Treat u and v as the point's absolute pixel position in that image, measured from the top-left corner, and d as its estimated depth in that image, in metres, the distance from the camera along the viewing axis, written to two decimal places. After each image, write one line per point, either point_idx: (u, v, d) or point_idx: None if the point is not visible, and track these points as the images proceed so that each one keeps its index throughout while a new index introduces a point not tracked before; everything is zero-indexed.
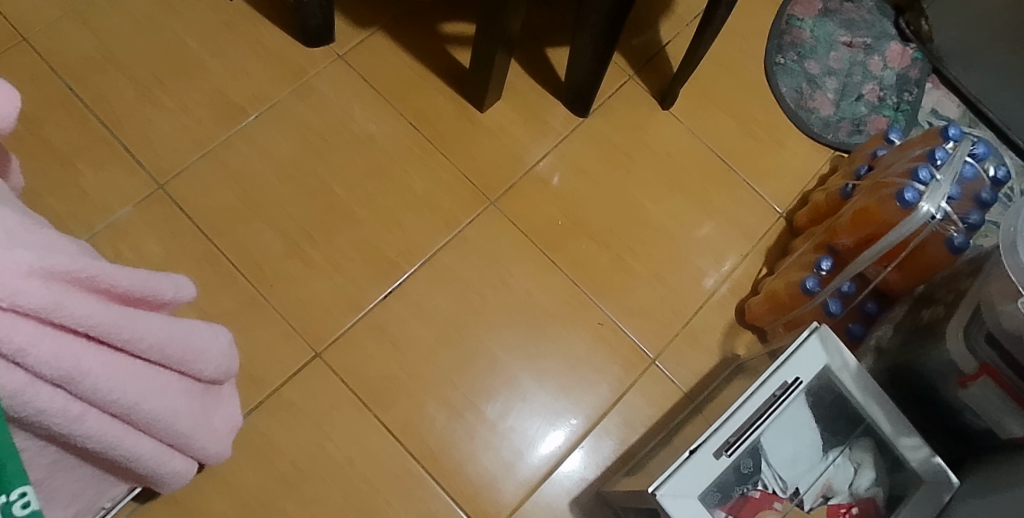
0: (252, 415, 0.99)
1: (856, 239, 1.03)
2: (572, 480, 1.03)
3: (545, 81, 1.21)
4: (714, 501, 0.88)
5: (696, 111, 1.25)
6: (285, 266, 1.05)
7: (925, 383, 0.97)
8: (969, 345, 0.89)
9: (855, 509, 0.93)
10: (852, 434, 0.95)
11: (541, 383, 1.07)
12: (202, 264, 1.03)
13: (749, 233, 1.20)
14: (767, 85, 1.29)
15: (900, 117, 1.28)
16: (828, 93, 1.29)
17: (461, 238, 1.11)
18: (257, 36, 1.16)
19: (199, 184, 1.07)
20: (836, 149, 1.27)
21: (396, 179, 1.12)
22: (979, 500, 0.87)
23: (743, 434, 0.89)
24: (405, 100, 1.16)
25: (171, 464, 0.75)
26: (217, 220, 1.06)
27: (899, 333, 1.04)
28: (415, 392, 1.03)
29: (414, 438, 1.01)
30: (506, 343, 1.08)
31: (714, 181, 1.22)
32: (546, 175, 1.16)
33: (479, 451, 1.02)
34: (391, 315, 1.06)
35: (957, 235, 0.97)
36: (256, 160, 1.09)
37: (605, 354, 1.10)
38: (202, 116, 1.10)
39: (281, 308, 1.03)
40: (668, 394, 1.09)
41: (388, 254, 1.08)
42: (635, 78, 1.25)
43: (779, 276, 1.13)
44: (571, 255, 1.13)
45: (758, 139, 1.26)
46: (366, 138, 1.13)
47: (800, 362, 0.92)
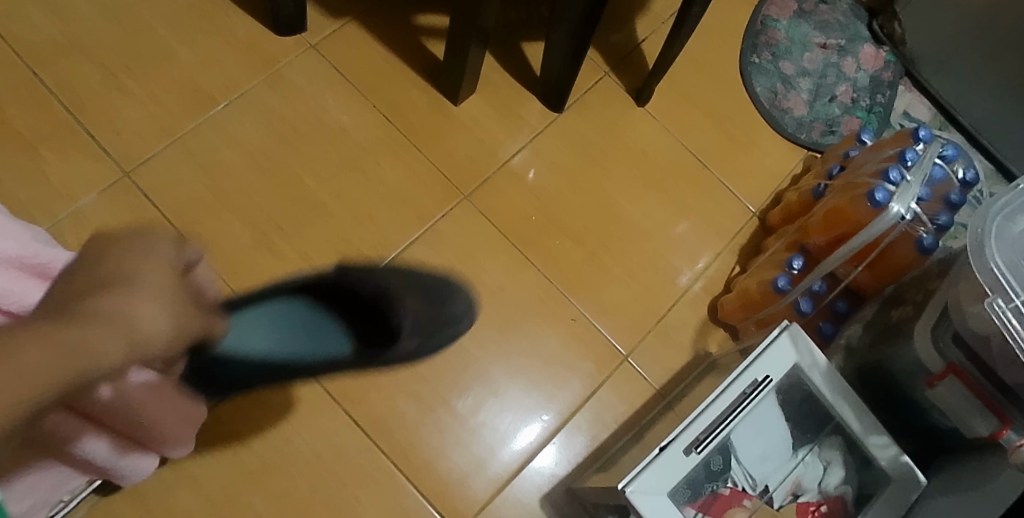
0: (217, 408, 0.97)
1: (828, 238, 1.04)
2: (543, 477, 1.02)
3: (520, 76, 1.20)
4: (684, 498, 0.88)
5: (672, 109, 1.25)
6: (253, 258, 1.03)
7: (894, 382, 0.98)
8: (935, 345, 0.90)
9: (824, 507, 0.94)
10: (821, 432, 0.96)
11: (513, 379, 1.06)
12: None
13: (723, 231, 1.20)
14: (742, 84, 1.30)
15: (873, 119, 1.30)
16: (802, 94, 1.30)
17: (433, 233, 1.10)
18: (227, 24, 1.14)
19: (167, 173, 1.04)
20: (809, 150, 1.28)
21: (368, 172, 1.10)
22: (948, 497, 0.89)
23: (712, 431, 0.89)
24: (379, 92, 1.14)
25: (231, 343, 0.82)
26: (184, 210, 1.03)
27: (868, 333, 1.04)
28: (385, 387, 1.02)
29: (383, 433, 1.00)
30: (477, 338, 1.07)
31: (688, 178, 1.22)
32: (521, 169, 1.15)
33: (450, 447, 1.01)
34: None
35: (926, 236, 0.98)
36: (225, 150, 1.07)
37: (578, 351, 1.09)
38: (170, 103, 1.08)
39: (249, 301, 1.01)
40: (640, 390, 1.09)
41: (359, 247, 1.07)
42: (611, 75, 1.25)
43: (751, 275, 1.13)
44: (545, 251, 1.12)
45: (733, 138, 1.26)
46: (339, 130, 1.11)
47: (771, 360, 0.92)
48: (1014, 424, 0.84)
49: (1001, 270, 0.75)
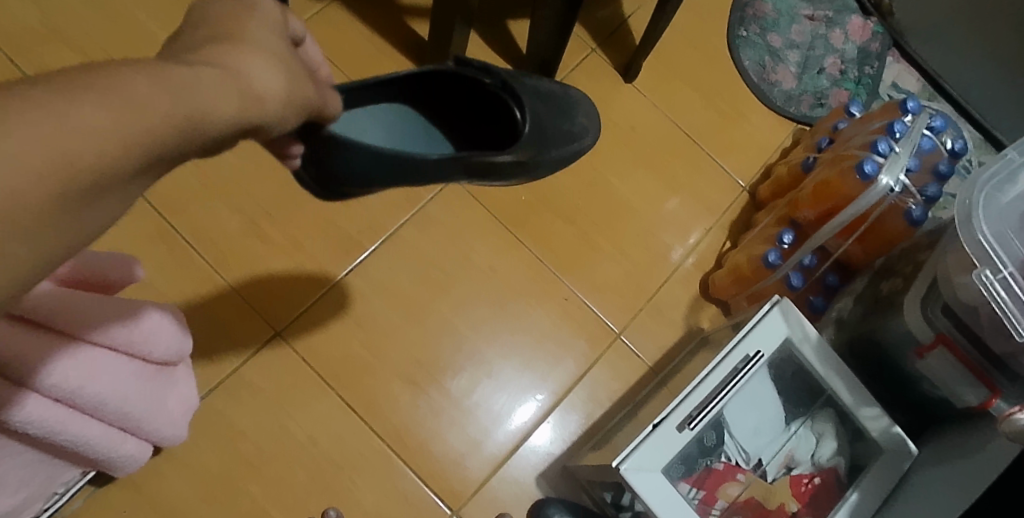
0: (211, 396, 0.96)
1: (817, 212, 1.04)
2: (538, 456, 1.03)
3: (506, 54, 1.19)
4: (678, 474, 0.90)
5: (660, 85, 1.24)
6: (241, 245, 1.02)
7: (884, 354, 0.98)
8: (925, 316, 0.90)
9: (817, 479, 0.97)
10: (814, 405, 0.98)
11: (506, 359, 1.06)
12: (157, 243, 1.00)
13: (713, 206, 1.20)
14: (730, 58, 1.29)
15: (861, 90, 1.29)
16: (790, 67, 1.29)
17: (423, 214, 1.09)
18: None
19: None
20: (798, 123, 1.27)
21: None
22: (939, 465, 0.89)
23: (705, 407, 0.88)
24: (364, 74, 1.13)
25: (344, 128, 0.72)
26: (170, 198, 1.02)
27: (859, 305, 1.05)
28: (378, 370, 1.02)
29: (378, 416, 1.00)
30: (470, 319, 1.06)
31: (678, 154, 1.21)
32: None
33: (445, 428, 1.02)
34: (352, 293, 1.04)
35: (915, 208, 0.98)
36: None
37: (570, 329, 1.09)
38: None
39: (239, 288, 1.01)
40: (633, 367, 1.09)
41: (349, 231, 1.06)
42: (598, 51, 1.23)
43: (741, 250, 1.13)
44: (536, 230, 1.12)
45: (722, 113, 1.25)
46: None
47: (762, 335, 0.92)
48: (1003, 394, 0.84)
49: (988, 239, 0.76)
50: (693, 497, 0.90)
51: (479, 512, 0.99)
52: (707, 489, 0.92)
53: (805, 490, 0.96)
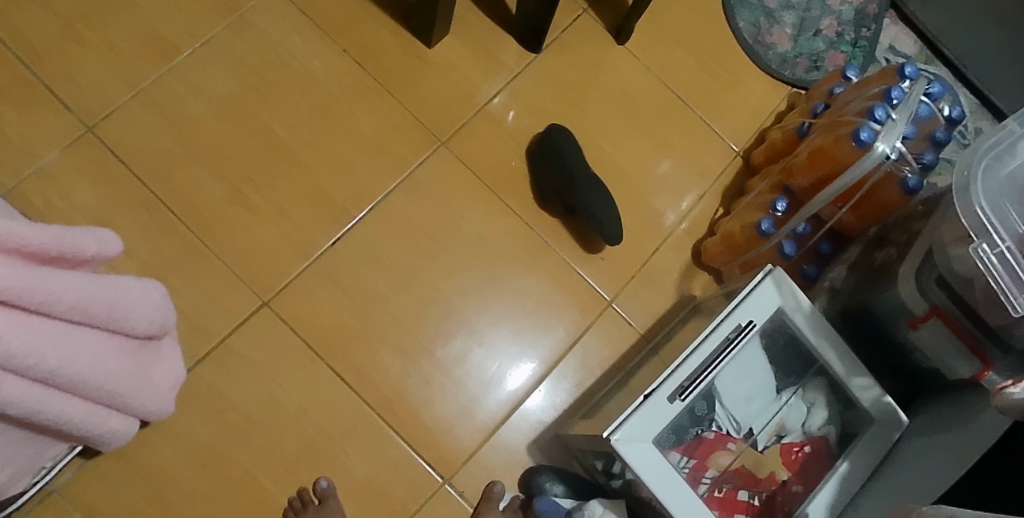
0: (199, 367, 0.95)
1: (812, 179, 1.03)
2: (529, 424, 1.03)
3: (495, 14, 1.15)
4: (669, 443, 0.90)
5: (653, 48, 1.21)
6: (225, 213, 1.00)
7: (877, 323, 0.98)
8: (919, 287, 0.90)
9: (807, 447, 0.98)
10: (806, 374, 0.98)
11: (497, 327, 1.05)
12: (140, 211, 0.98)
13: (706, 171, 1.18)
14: (724, 19, 1.26)
15: (858, 53, 1.27)
16: (786, 28, 1.26)
17: (412, 181, 1.07)
18: None
19: (132, 126, 1.00)
20: (793, 87, 1.26)
21: (340, 118, 1.06)
22: (931, 437, 0.90)
23: (696, 378, 0.88)
24: (348, 35, 1.09)
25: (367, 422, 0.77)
26: (151, 164, 1.00)
27: (852, 274, 1.04)
28: (368, 339, 1.01)
29: (367, 385, 0.99)
30: (460, 287, 1.05)
31: (671, 119, 1.19)
32: (499, 113, 1.12)
33: (436, 397, 1.01)
34: (340, 261, 1.02)
35: (911, 176, 0.97)
36: (191, 101, 1.03)
37: (562, 297, 1.08)
38: (131, 53, 1.03)
39: (224, 256, 0.99)
40: (624, 334, 1.09)
41: (335, 198, 1.04)
42: (590, 12, 1.20)
43: (734, 217, 1.12)
44: (526, 197, 1.10)
45: (717, 76, 1.23)
46: (308, 76, 1.07)
47: (754, 305, 0.92)
48: (996, 366, 0.85)
49: (985, 212, 0.75)
50: (684, 466, 0.91)
51: (470, 481, 0.99)
52: (697, 459, 0.93)
53: (795, 458, 0.97)
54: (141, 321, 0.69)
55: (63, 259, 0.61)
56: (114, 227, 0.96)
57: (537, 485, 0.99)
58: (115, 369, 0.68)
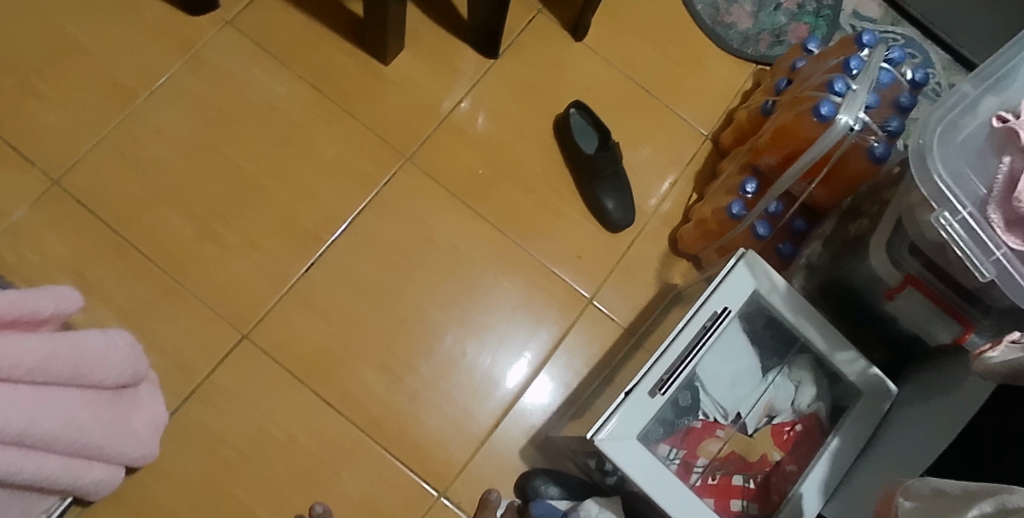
0: (186, 405, 0.96)
1: (779, 157, 1.02)
2: (520, 430, 1.03)
3: (449, 24, 1.15)
4: (657, 436, 0.90)
5: (612, 41, 1.21)
6: (198, 250, 1.01)
7: (857, 296, 0.97)
8: (891, 258, 0.89)
9: (799, 426, 0.97)
10: (789, 353, 0.98)
11: (478, 337, 1.06)
12: (113, 258, 0.99)
13: (676, 159, 1.18)
14: (682, 3, 1.25)
15: (821, 23, 1.26)
16: (745, 6, 1.25)
17: (380, 200, 1.07)
18: (136, 9, 1.08)
19: (97, 175, 1.01)
20: (757, 64, 1.24)
21: (303, 145, 1.07)
22: (921, 405, 0.89)
23: (675, 371, 0.88)
24: (303, 61, 1.10)
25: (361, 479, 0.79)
26: (120, 210, 1.00)
27: (828, 249, 1.03)
28: (351, 362, 1.01)
29: (355, 407, 1.00)
30: (438, 301, 1.06)
31: (636, 110, 1.19)
32: (462, 123, 1.12)
33: (425, 411, 1.02)
34: (317, 287, 1.03)
35: (878, 145, 0.96)
36: (153, 143, 1.04)
37: (542, 300, 1.08)
38: (89, 102, 1.03)
39: (200, 294, 1.00)
40: (608, 330, 1.09)
41: (305, 225, 1.04)
42: (545, 12, 1.20)
43: (706, 202, 1.11)
44: (496, 203, 1.10)
45: (679, 62, 1.22)
46: (268, 106, 1.07)
47: (729, 291, 0.91)
48: (977, 327, 0.85)
49: (945, 182, 0.74)
50: (674, 458, 0.90)
51: (466, 491, 1.00)
52: (687, 448, 0.92)
53: (787, 438, 0.97)
54: (111, 373, 0.70)
55: (20, 321, 0.64)
56: (89, 276, 0.98)
57: (532, 489, 0.99)
58: (89, 421, 0.68)
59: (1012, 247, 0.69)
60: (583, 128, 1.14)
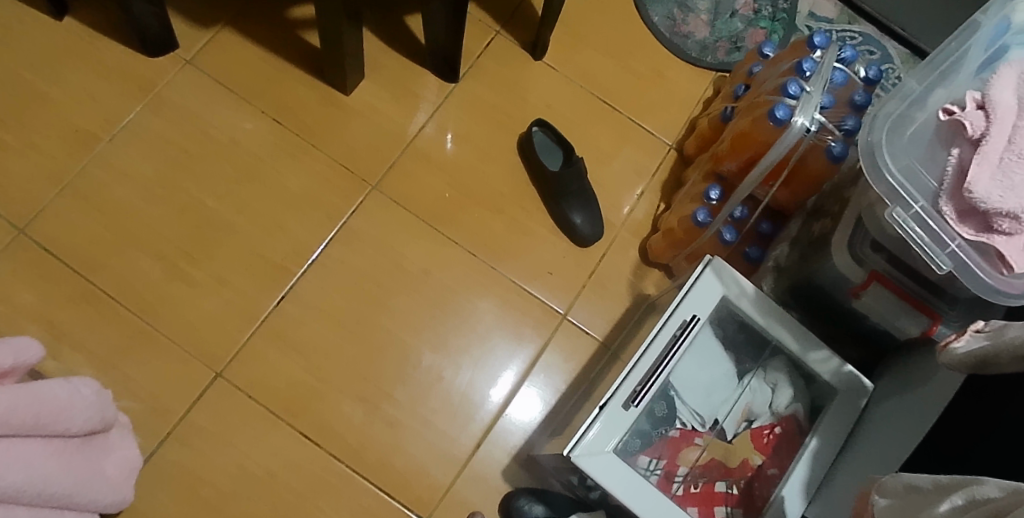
0: (162, 447, 0.95)
1: (739, 163, 1.03)
2: (501, 450, 1.03)
3: (408, 51, 1.16)
4: (635, 448, 0.89)
5: (571, 57, 1.22)
6: (167, 291, 1.01)
7: (826, 295, 0.96)
8: (854, 256, 0.88)
9: (778, 429, 0.96)
10: (763, 356, 0.97)
11: (453, 360, 1.05)
12: (82, 304, 0.99)
13: (641, 170, 1.18)
14: (638, 16, 1.26)
15: (777, 27, 1.27)
16: (701, 15, 1.27)
17: (348, 229, 1.08)
18: (95, 55, 1.08)
19: (63, 222, 1.01)
20: (716, 71, 1.25)
21: (268, 180, 1.07)
22: (898, 400, 0.89)
23: (647, 381, 0.88)
24: (265, 97, 1.11)
25: None
26: (88, 256, 1.01)
27: (795, 250, 1.02)
28: (327, 394, 1.01)
29: (333, 439, 1.00)
30: (411, 326, 1.06)
31: (599, 124, 1.20)
32: (426, 148, 1.13)
33: (404, 438, 1.01)
34: (288, 320, 1.03)
35: (835, 144, 0.96)
36: (118, 187, 1.04)
37: (516, 319, 1.09)
38: (52, 149, 1.04)
39: (171, 334, 1.00)
40: (583, 345, 1.09)
41: (274, 258, 1.05)
42: (503, 33, 1.21)
43: (673, 211, 1.12)
44: (464, 225, 1.11)
45: (639, 74, 1.23)
46: (230, 143, 1.08)
47: (697, 299, 0.91)
48: (944, 318, 0.85)
49: (896, 178, 0.74)
50: (654, 469, 0.89)
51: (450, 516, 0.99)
52: (667, 458, 0.92)
53: (767, 442, 0.95)
54: (76, 421, 0.70)
55: None
56: (59, 324, 0.97)
57: (515, 509, 0.99)
58: (56, 471, 0.68)
59: (966, 237, 0.69)
60: (547, 147, 1.14)
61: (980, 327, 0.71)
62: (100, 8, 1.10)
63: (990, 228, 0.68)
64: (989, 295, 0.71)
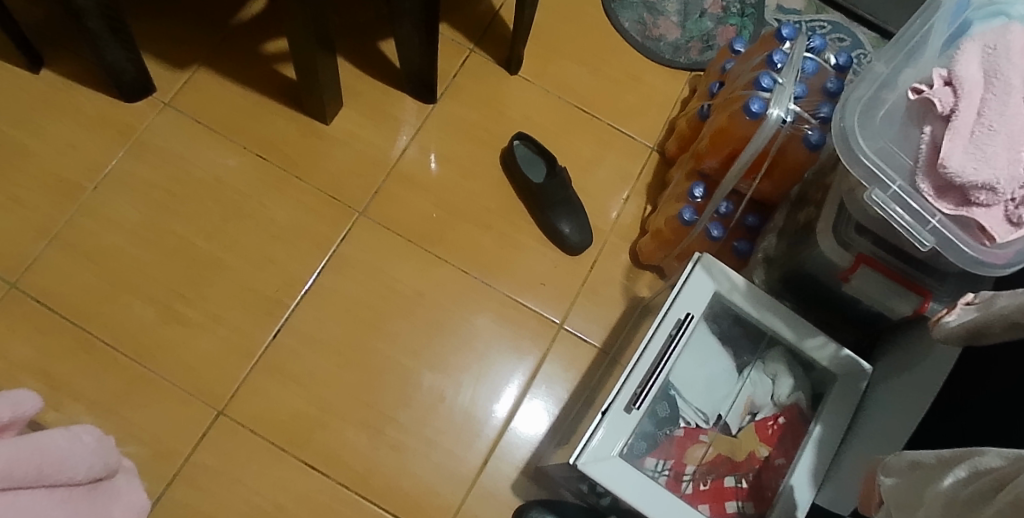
0: (169, 489, 0.95)
1: (720, 159, 1.05)
2: (508, 465, 1.03)
3: (384, 76, 1.18)
4: (641, 450, 0.89)
5: (545, 69, 1.23)
6: (162, 333, 1.01)
7: (817, 282, 0.97)
8: (840, 241, 0.89)
9: (781, 419, 0.95)
10: (761, 348, 0.97)
11: (454, 379, 1.06)
12: (78, 353, 0.99)
13: (625, 174, 1.19)
14: (609, 23, 1.28)
15: (747, 22, 1.29)
16: (671, 17, 1.28)
17: (338, 257, 1.08)
18: (74, 105, 1.09)
19: (54, 273, 1.02)
20: (690, 71, 1.26)
21: (255, 215, 1.08)
22: (900, 381, 0.89)
23: (647, 383, 0.88)
24: (245, 133, 1.12)
25: None
26: (81, 305, 1.01)
27: (783, 240, 1.02)
28: (330, 423, 1.01)
29: (339, 467, 1.00)
30: (409, 349, 1.06)
31: (579, 132, 1.21)
32: (409, 170, 1.14)
33: (410, 461, 1.01)
34: (285, 352, 1.03)
35: (812, 133, 0.97)
36: (106, 234, 1.04)
37: (513, 333, 1.09)
38: (37, 202, 1.04)
39: (169, 376, 1.00)
40: (582, 353, 1.09)
41: (267, 292, 1.05)
42: (477, 50, 1.22)
43: (659, 212, 1.12)
44: (453, 244, 1.11)
45: (614, 80, 1.24)
46: (214, 181, 1.09)
47: (690, 297, 0.91)
48: (935, 294, 0.86)
49: (872, 160, 0.75)
50: (662, 470, 0.89)
51: None
52: (674, 458, 0.91)
53: (772, 432, 0.94)
54: (78, 468, 0.69)
55: None
56: (57, 374, 0.98)
57: None
58: None
59: (946, 213, 0.70)
60: (530, 159, 1.15)
61: (970, 300, 0.71)
62: (75, 58, 1.11)
63: (969, 201, 0.69)
64: (974, 268, 0.72)
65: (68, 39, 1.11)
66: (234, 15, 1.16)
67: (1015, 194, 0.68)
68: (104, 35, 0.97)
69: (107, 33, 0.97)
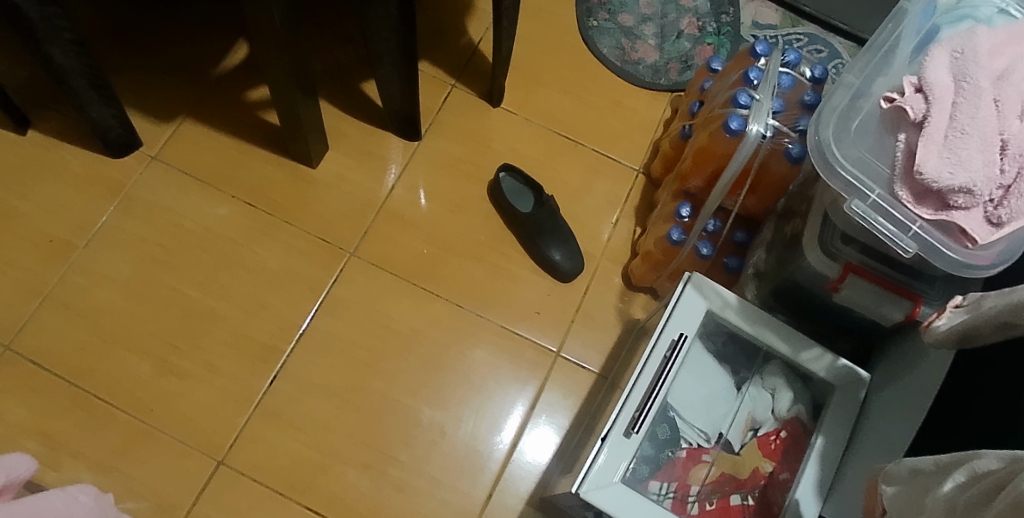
0: None
1: (704, 178, 1.05)
2: (513, 496, 1.02)
3: (368, 116, 1.19)
4: (645, 474, 0.87)
5: (527, 99, 1.25)
6: (159, 386, 1.01)
7: (809, 293, 0.96)
8: (827, 251, 0.89)
9: (784, 433, 0.94)
10: (758, 363, 0.97)
11: (454, 414, 1.05)
12: (74, 410, 0.99)
13: (613, 198, 1.20)
14: (588, 50, 1.29)
15: (724, 40, 1.30)
16: (649, 40, 1.30)
17: (331, 299, 1.08)
18: (62, 163, 1.11)
19: (48, 333, 1.02)
20: (671, 92, 1.27)
21: (247, 263, 1.09)
22: (900, 387, 0.88)
23: (645, 406, 0.87)
24: (233, 181, 1.13)
25: None
26: (75, 363, 1.01)
27: (772, 254, 1.02)
28: (332, 466, 1.01)
29: (342, 510, 0.99)
30: (408, 387, 1.06)
31: (563, 159, 1.21)
32: (398, 208, 1.14)
33: (413, 499, 1.00)
34: (283, 398, 1.03)
35: (792, 146, 0.98)
36: (99, 290, 1.05)
37: (510, 363, 1.09)
38: (29, 262, 1.05)
39: (167, 429, 1.00)
40: (581, 379, 1.08)
41: (262, 339, 1.05)
42: (458, 85, 1.24)
43: (649, 234, 1.13)
44: (446, 279, 1.12)
45: (596, 106, 1.26)
46: (205, 232, 1.10)
47: (682, 317, 0.91)
48: (926, 299, 0.86)
49: (848, 169, 0.75)
50: (667, 493, 0.87)
51: None
52: (678, 480, 0.89)
53: (775, 447, 0.93)
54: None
55: None
56: (53, 434, 0.97)
57: None
58: None
59: (926, 218, 0.70)
60: (516, 189, 1.16)
61: (958, 303, 0.70)
62: (62, 117, 1.12)
63: (948, 205, 0.69)
64: (960, 271, 0.72)
65: (54, 99, 1.13)
66: (217, 65, 1.18)
67: (993, 195, 0.68)
68: (87, 93, 0.98)
69: (91, 91, 0.98)
